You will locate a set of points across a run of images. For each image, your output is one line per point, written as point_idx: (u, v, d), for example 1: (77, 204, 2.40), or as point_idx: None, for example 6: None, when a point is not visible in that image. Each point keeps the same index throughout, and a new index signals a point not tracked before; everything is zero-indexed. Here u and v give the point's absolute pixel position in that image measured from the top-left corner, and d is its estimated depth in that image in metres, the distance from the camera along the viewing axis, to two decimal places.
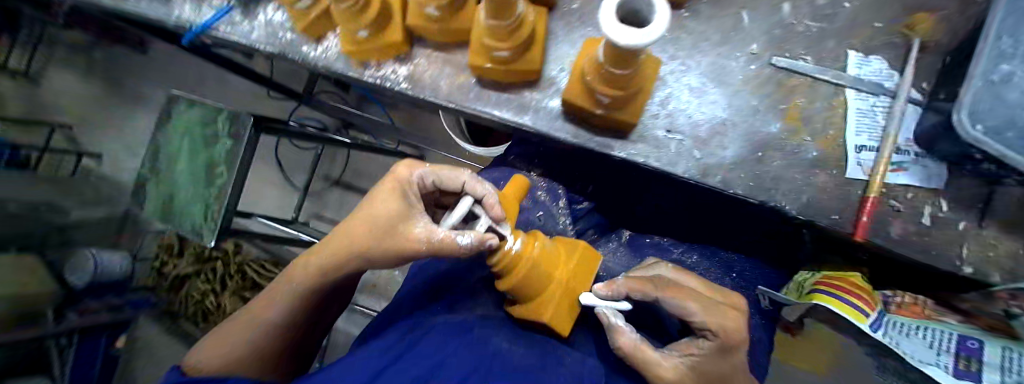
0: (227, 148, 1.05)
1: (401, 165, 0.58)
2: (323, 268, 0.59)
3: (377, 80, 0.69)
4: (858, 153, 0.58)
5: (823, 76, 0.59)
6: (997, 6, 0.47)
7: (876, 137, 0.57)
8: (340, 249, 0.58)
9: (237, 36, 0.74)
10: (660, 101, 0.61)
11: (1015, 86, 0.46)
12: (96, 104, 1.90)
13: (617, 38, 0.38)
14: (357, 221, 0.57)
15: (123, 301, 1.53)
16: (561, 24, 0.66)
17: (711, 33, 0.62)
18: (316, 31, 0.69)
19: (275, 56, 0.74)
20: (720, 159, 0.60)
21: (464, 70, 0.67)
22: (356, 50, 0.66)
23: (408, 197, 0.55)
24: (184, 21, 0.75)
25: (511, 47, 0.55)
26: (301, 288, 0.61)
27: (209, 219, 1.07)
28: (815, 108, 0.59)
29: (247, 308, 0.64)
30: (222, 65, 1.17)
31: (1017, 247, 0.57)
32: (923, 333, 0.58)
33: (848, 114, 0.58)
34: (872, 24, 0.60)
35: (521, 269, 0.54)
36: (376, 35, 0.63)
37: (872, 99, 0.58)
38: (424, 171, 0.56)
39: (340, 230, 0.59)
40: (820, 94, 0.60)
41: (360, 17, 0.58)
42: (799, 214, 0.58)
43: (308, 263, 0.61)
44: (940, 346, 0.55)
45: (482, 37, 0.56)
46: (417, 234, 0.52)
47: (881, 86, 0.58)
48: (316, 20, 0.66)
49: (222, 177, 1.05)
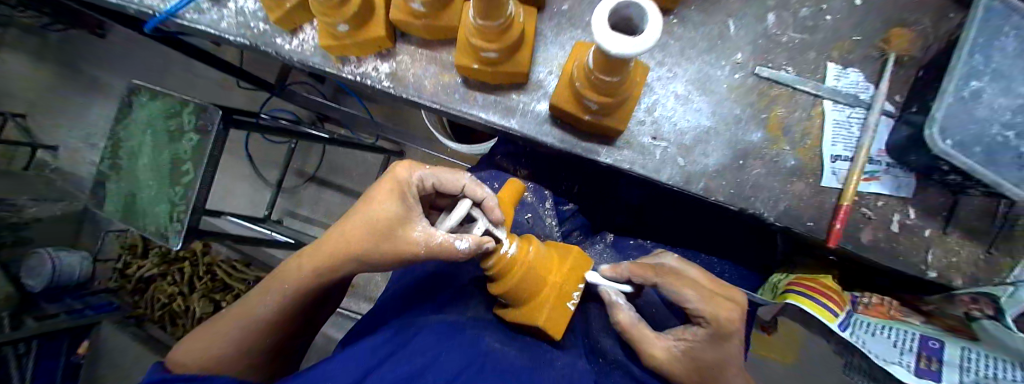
0: (195, 143, 1.00)
1: (400, 164, 0.56)
2: (319, 270, 0.57)
3: (358, 77, 0.66)
4: (833, 163, 0.59)
5: (802, 86, 0.61)
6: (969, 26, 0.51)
7: (851, 148, 0.59)
8: (335, 251, 0.55)
9: (202, 25, 0.68)
10: (646, 108, 0.62)
11: (984, 103, 0.51)
12: (48, 92, 1.77)
13: (609, 46, 0.37)
14: (351, 221, 0.55)
15: (84, 305, 1.44)
16: (551, 25, 0.66)
17: (699, 40, 0.63)
18: (291, 23, 0.66)
19: (246, 48, 0.70)
20: (703, 167, 0.61)
21: (449, 70, 0.65)
22: (336, 45, 0.63)
23: (408, 198, 0.53)
24: (148, 8, 0.69)
25: (498, 47, 0.54)
26: (293, 292, 0.58)
27: (175, 220, 1.02)
28: (794, 118, 0.61)
29: (234, 307, 0.60)
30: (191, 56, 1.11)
31: (977, 252, 0.61)
32: (888, 332, 0.60)
33: (825, 124, 0.60)
34: (851, 37, 0.63)
35: (515, 273, 0.55)
36: (355, 30, 0.61)
37: (849, 110, 0.60)
38: (424, 172, 0.55)
39: (336, 230, 0.56)
40: (799, 104, 0.61)
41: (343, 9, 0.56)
42: (776, 220, 0.60)
43: (300, 265, 0.58)
44: (903, 345, 0.58)
45: (470, 37, 0.55)
46: (415, 237, 0.51)
47: (857, 98, 0.61)
48: (293, 13, 0.63)
49: (189, 175, 1.01)
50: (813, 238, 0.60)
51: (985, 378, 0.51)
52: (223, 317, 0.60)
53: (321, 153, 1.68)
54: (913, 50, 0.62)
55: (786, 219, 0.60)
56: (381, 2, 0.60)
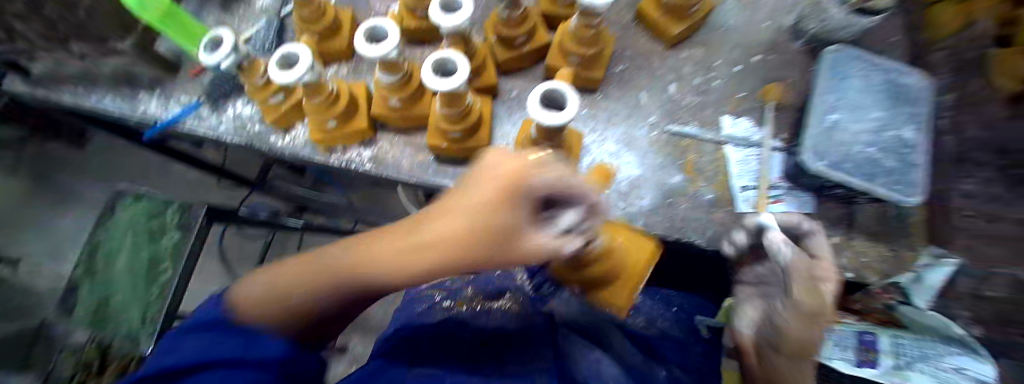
0: (175, 241, 1.07)
1: (497, 154, 0.42)
2: (387, 268, 0.43)
3: (344, 162, 0.77)
4: (744, 192, 0.73)
5: (706, 136, 0.77)
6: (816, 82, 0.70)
7: (756, 179, 0.74)
8: (442, 237, 0.41)
9: (203, 129, 0.80)
10: (587, 165, 0.75)
11: (841, 130, 0.67)
12: None
13: (543, 119, 0.50)
14: (467, 197, 0.41)
15: None
16: (504, 108, 0.81)
17: (621, 108, 0.80)
18: (284, 122, 0.78)
19: (240, 145, 0.80)
20: (640, 207, 0.72)
21: (423, 150, 0.78)
22: (324, 137, 0.74)
23: (517, 204, 0.40)
24: (149, 116, 0.84)
25: (460, 128, 0.67)
26: (348, 287, 0.45)
27: (148, 322, 1.02)
28: (705, 160, 0.76)
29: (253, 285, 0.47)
30: (179, 158, 1.19)
31: (880, 251, 0.73)
32: (831, 332, 0.70)
33: (730, 162, 0.75)
34: (736, 95, 0.81)
35: (605, 264, 0.64)
36: (342, 125, 0.73)
37: (747, 150, 0.76)
38: (541, 175, 0.39)
39: (412, 227, 0.44)
40: (706, 149, 0.77)
41: (331, 108, 0.69)
42: (708, 245, 0.71)
43: (364, 254, 0.44)
44: (844, 344, 0.67)
45: (439, 123, 0.68)
46: (529, 249, 0.42)
47: (751, 140, 0.77)
48: (286, 114, 0.75)
49: (166, 274, 1.06)
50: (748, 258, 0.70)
51: (918, 357, 0.61)
52: (290, 263, 0.48)
53: (299, 242, 1.70)
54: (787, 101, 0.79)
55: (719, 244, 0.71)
56: (364, 102, 0.75)
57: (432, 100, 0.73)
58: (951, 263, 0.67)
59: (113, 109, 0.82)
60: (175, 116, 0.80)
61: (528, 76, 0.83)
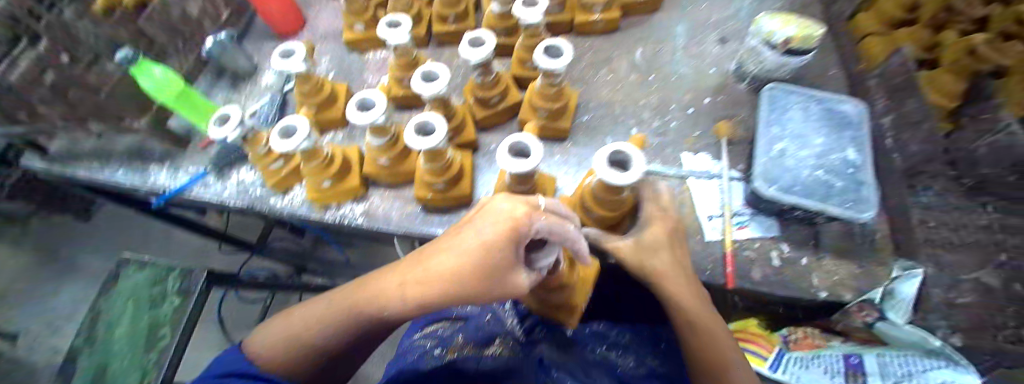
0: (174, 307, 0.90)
1: (516, 196, 0.37)
2: (419, 302, 0.37)
3: (399, 119, 0.72)
4: (852, 170, 0.52)
5: (824, 97, 0.59)
6: (981, 62, 0.57)
7: (861, 163, 0.53)
8: (436, 300, 0.36)
9: (258, 103, 0.80)
10: (662, 126, 0.64)
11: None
12: None
13: (609, 180, 0.41)
14: (436, 257, 0.37)
15: None
16: (574, 70, 0.72)
17: (709, 60, 0.69)
18: (345, 90, 0.74)
19: (285, 110, 0.78)
20: (724, 180, 0.59)
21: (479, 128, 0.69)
22: (395, 97, 0.70)
23: (522, 248, 0.35)
24: (180, 132, 0.80)
25: (547, 106, 0.60)
26: (420, 301, 0.37)
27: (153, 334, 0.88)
28: (813, 112, 0.58)
29: (341, 302, 0.43)
30: (185, 222, 1.06)
31: None
32: (819, 361, 0.56)
33: (847, 136, 0.55)
34: (829, 73, 0.71)
35: (733, 261, 0.54)
36: (402, 79, 0.69)
37: (852, 108, 0.58)
38: (542, 223, 0.35)
39: (390, 289, 0.40)
40: (824, 114, 0.58)
41: (414, 68, 0.68)
42: (825, 250, 0.54)
43: (429, 281, 0.36)
44: (834, 371, 0.54)
45: (532, 99, 0.62)
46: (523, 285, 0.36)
47: (843, 110, 0.58)
48: (330, 96, 0.70)
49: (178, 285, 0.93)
50: (875, 264, 0.53)
51: (904, 376, 0.48)
52: (313, 308, 0.45)
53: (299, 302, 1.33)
54: (980, 64, 0.58)
55: (836, 243, 0.54)
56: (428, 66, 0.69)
57: (529, 80, 0.68)
58: (918, 271, 0.50)
59: (125, 182, 0.76)
60: (212, 55, 0.80)
61: (600, 40, 0.74)
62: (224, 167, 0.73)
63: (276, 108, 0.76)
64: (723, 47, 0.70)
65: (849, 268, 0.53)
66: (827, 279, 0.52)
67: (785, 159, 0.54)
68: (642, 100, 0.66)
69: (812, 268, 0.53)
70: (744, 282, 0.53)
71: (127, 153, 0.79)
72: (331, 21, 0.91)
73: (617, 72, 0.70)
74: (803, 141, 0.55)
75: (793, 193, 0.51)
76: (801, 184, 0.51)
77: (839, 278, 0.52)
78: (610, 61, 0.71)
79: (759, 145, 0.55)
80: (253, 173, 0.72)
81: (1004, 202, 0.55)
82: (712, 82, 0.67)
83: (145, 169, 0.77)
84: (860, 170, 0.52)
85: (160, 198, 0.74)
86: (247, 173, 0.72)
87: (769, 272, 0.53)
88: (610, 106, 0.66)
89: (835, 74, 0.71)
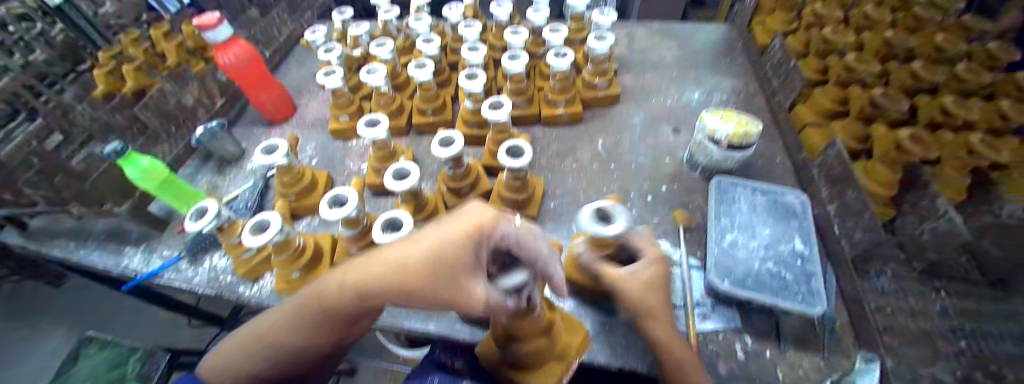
0: None
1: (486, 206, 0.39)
2: (364, 302, 0.34)
3: (375, 204, 0.74)
4: (801, 261, 0.55)
5: (768, 188, 0.64)
6: (903, 157, 0.64)
7: (809, 253, 0.56)
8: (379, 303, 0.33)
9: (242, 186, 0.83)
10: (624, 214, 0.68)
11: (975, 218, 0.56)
12: None
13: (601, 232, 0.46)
14: (388, 254, 0.34)
15: None
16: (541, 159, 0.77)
17: (665, 150, 0.75)
18: (325, 176, 0.78)
19: (267, 195, 0.81)
20: (684, 269, 0.61)
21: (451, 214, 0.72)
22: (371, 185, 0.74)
23: (484, 252, 0.35)
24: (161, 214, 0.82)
25: (513, 197, 0.64)
26: (364, 304, 0.34)
27: None
28: (760, 203, 0.62)
29: (281, 313, 0.38)
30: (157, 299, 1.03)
31: None
32: None
33: (793, 225, 0.59)
34: (775, 161, 0.77)
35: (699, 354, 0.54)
36: (380, 169, 0.73)
37: (795, 198, 0.63)
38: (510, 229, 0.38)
39: (326, 295, 0.35)
40: (769, 204, 0.62)
41: (390, 159, 0.72)
42: (787, 342, 0.55)
43: (374, 278, 0.33)
44: None
45: (500, 189, 0.66)
46: (475, 296, 0.32)
47: (788, 200, 0.62)
48: (309, 183, 0.73)
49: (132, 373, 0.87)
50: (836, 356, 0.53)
51: None
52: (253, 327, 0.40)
53: None
54: (908, 157, 0.63)
55: (797, 334, 0.55)
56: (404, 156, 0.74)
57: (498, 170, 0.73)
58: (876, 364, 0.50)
59: (97, 266, 0.75)
60: (201, 141, 0.85)
61: (565, 131, 0.80)
62: (199, 252, 0.74)
63: (257, 193, 0.79)
64: (677, 137, 0.77)
65: (812, 360, 0.53)
66: (791, 372, 0.52)
67: (736, 250, 0.57)
68: (605, 188, 0.71)
69: (776, 360, 0.53)
70: (711, 377, 0.52)
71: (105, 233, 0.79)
72: (320, 109, 0.99)
73: (580, 162, 0.75)
74: (752, 232, 0.59)
75: (746, 285, 0.53)
76: (752, 276, 0.54)
77: (803, 372, 0.52)
78: (574, 151, 0.77)
79: (712, 236, 0.59)
80: (227, 259, 0.72)
81: (957, 285, 0.57)
82: (669, 171, 0.72)
83: (120, 252, 0.77)
84: (808, 262, 0.54)
85: (128, 282, 0.73)
86: (221, 259, 0.73)
87: (734, 366, 0.53)
88: (574, 194, 0.70)
89: (782, 162, 0.77)
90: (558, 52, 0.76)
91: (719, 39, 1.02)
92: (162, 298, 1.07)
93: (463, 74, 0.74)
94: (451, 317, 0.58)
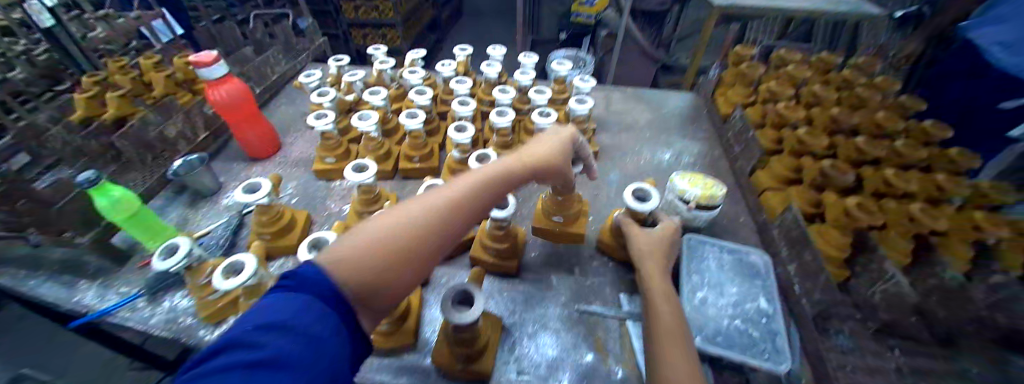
0: None
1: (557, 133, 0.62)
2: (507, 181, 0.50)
3: None
4: (765, 320, 0.58)
5: (733, 248, 0.69)
6: None
7: (772, 312, 0.59)
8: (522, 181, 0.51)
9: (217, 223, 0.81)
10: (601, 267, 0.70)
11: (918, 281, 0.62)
12: None
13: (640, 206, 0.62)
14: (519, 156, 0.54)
15: None
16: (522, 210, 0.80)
17: None
18: (305, 216, 0.77)
19: (240, 233, 0.79)
20: None
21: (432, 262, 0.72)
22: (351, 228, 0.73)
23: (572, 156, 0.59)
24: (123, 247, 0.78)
25: (495, 246, 0.66)
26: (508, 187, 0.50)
27: None
28: (727, 262, 0.67)
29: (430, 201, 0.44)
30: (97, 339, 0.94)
31: None
32: None
33: (757, 285, 0.63)
34: (739, 220, 0.83)
35: None
36: (362, 212, 0.73)
37: (758, 259, 0.67)
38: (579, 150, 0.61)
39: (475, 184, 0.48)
40: (735, 263, 0.66)
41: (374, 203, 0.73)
42: None
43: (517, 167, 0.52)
44: None
45: (482, 238, 0.68)
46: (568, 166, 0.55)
47: (751, 260, 0.67)
48: (287, 223, 0.72)
49: None
50: None
51: None
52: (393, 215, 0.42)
53: None
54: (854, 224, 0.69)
55: None
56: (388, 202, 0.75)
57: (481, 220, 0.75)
58: None
59: (44, 299, 0.69)
60: (178, 174, 0.83)
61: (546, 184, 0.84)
62: (159, 291, 0.70)
63: (230, 231, 0.77)
64: None
65: None
66: None
67: (706, 307, 0.59)
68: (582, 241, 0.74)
69: None
70: None
71: (59, 264, 0.72)
72: (306, 149, 1.00)
73: None
74: (720, 290, 0.62)
75: (717, 343, 0.55)
76: (722, 334, 0.56)
77: None
78: None
79: (684, 292, 0.61)
80: (189, 299, 0.69)
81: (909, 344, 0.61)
82: None
83: (71, 286, 0.72)
84: (772, 320, 0.57)
85: (75, 320, 0.67)
86: (183, 299, 0.69)
87: None
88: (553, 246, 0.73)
89: (745, 221, 0.82)
90: (543, 111, 0.82)
91: (687, 105, 1.13)
92: (103, 339, 0.97)
93: (453, 125, 0.78)
94: (427, 370, 0.57)
